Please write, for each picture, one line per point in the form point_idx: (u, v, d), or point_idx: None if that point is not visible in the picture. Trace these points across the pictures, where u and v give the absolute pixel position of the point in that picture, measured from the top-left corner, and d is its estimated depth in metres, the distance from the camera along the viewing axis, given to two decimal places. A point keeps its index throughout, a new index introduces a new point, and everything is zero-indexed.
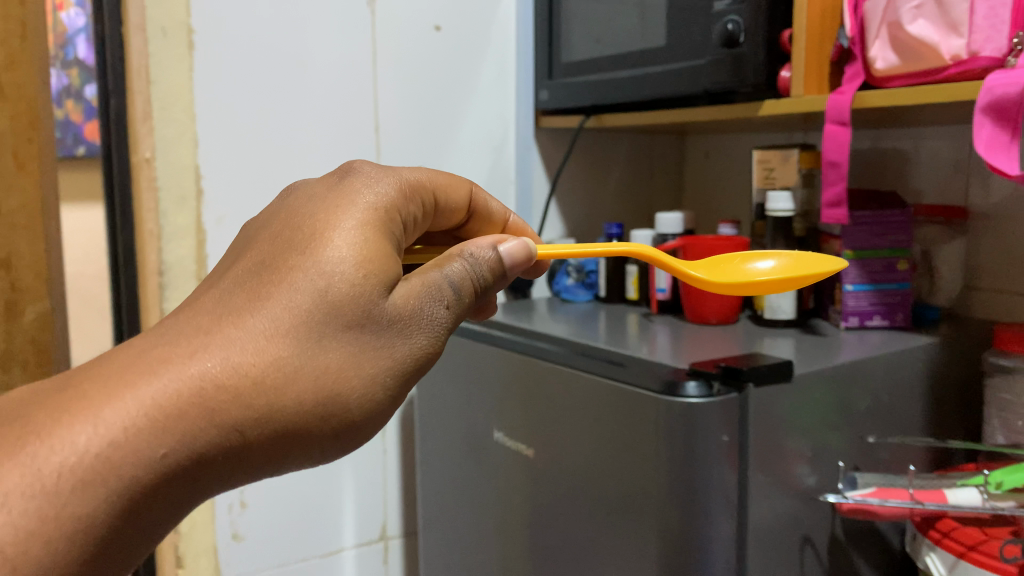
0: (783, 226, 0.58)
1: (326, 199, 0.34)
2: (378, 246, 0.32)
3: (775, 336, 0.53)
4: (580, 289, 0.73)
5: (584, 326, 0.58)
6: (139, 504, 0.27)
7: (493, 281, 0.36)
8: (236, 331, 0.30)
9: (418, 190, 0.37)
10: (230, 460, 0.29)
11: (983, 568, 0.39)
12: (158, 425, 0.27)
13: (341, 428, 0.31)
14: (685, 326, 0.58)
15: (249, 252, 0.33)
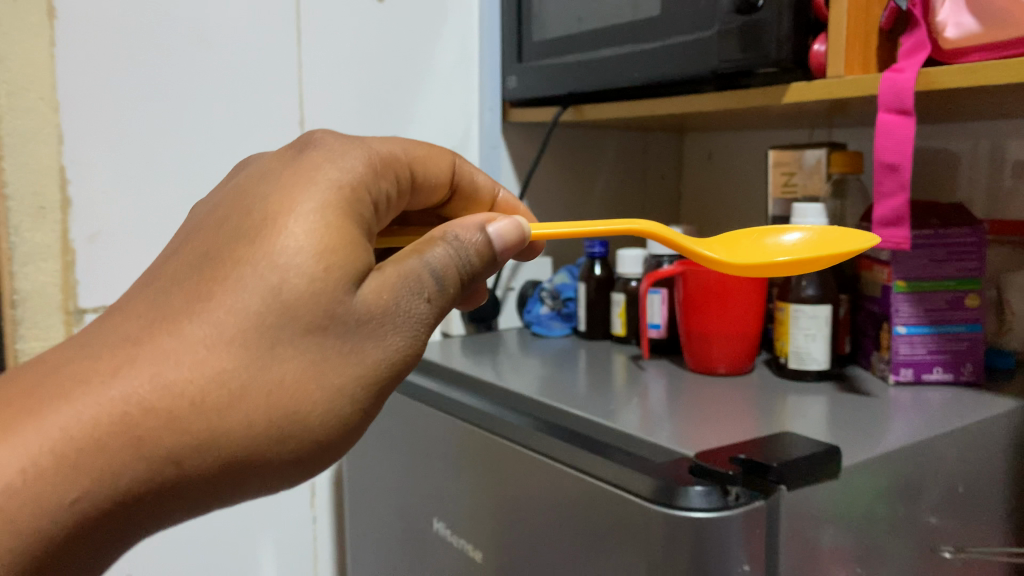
0: None
1: (282, 177, 0.28)
2: (343, 232, 0.27)
3: (790, 399, 0.45)
4: (554, 321, 0.68)
5: (558, 380, 0.50)
6: (49, 562, 0.23)
7: (481, 268, 0.31)
8: (171, 340, 0.24)
9: (392, 164, 0.32)
10: (163, 499, 0.24)
11: None
12: (68, 463, 0.22)
13: (303, 452, 0.26)
14: (676, 383, 0.50)
15: (192, 240, 0.27)
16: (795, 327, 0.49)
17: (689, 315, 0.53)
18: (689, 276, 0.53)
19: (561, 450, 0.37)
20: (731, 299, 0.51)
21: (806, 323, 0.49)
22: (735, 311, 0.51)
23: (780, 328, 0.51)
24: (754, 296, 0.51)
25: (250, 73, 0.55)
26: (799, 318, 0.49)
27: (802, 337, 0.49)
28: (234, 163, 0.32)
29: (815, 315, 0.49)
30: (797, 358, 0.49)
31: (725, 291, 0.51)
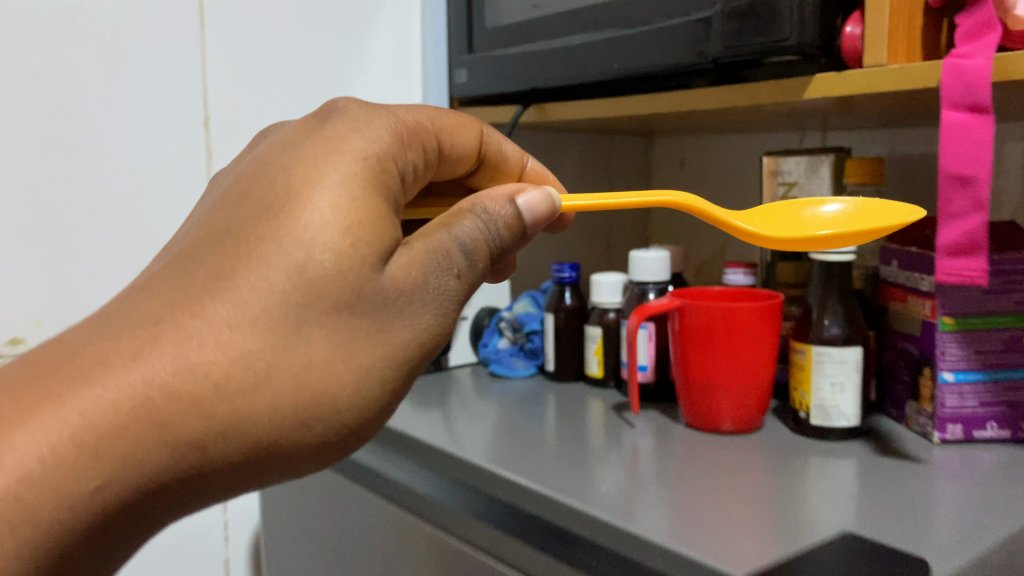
0: (838, 285, 0.44)
1: (307, 148, 0.27)
2: (370, 207, 0.26)
3: (812, 467, 0.39)
4: (516, 359, 0.64)
5: (517, 437, 0.46)
6: (74, 552, 0.22)
7: (511, 241, 0.29)
8: (193, 321, 0.23)
9: (419, 133, 0.30)
10: (186, 488, 0.23)
11: None
12: (88, 452, 0.22)
13: (331, 436, 0.25)
14: (653, 440, 0.45)
15: (212, 215, 0.26)
16: (816, 378, 0.43)
17: (689, 360, 0.46)
18: (688, 315, 0.46)
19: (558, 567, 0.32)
20: (742, 344, 0.44)
21: (831, 371, 0.43)
22: (746, 358, 0.44)
23: (795, 374, 0.45)
24: (766, 339, 0.45)
25: (159, 81, 0.52)
26: (822, 367, 0.43)
27: (829, 387, 0.43)
28: (261, 130, 0.32)
29: (843, 362, 0.43)
30: (822, 417, 0.43)
31: (735, 333, 0.44)
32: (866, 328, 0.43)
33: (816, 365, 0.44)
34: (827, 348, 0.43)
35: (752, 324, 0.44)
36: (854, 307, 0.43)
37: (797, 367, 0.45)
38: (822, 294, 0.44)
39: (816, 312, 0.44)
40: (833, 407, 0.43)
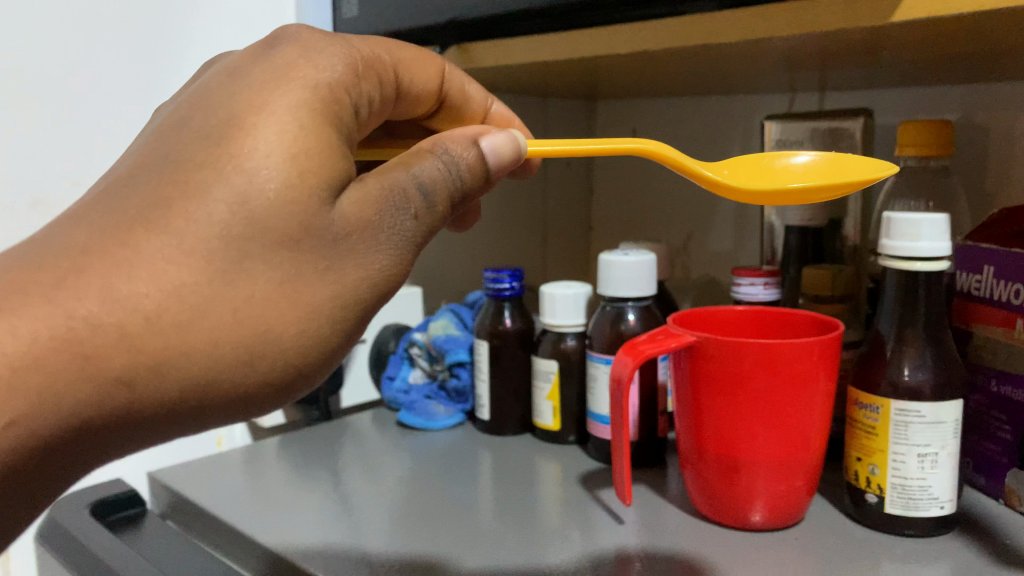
0: (925, 328, 0.53)
1: (269, 82, 0.34)
2: (319, 139, 0.33)
3: None
4: (436, 407, 0.80)
5: (378, 540, 0.57)
6: (13, 472, 0.30)
7: (470, 181, 0.38)
8: (142, 244, 0.30)
9: (373, 69, 0.38)
10: (123, 422, 0.31)
11: None
12: (4, 381, 0.29)
13: (275, 377, 0.33)
14: (580, 528, 0.58)
15: (169, 141, 0.33)
16: (904, 450, 0.52)
17: (710, 411, 0.55)
18: (712, 358, 0.54)
19: None
20: (776, 397, 0.53)
21: (922, 437, 0.52)
22: (784, 410, 0.53)
23: (871, 437, 0.54)
24: (806, 394, 0.53)
25: None
26: (910, 433, 0.52)
27: (916, 454, 0.52)
28: (201, 65, 0.40)
29: (936, 427, 0.52)
30: (910, 497, 0.53)
31: (789, 385, 0.53)
32: (947, 366, 0.53)
33: (901, 431, 0.53)
34: (918, 406, 0.52)
35: (790, 377, 0.53)
36: (932, 351, 0.53)
37: (873, 429, 0.54)
38: (903, 332, 0.54)
39: (900, 355, 0.54)
40: (921, 488, 0.52)
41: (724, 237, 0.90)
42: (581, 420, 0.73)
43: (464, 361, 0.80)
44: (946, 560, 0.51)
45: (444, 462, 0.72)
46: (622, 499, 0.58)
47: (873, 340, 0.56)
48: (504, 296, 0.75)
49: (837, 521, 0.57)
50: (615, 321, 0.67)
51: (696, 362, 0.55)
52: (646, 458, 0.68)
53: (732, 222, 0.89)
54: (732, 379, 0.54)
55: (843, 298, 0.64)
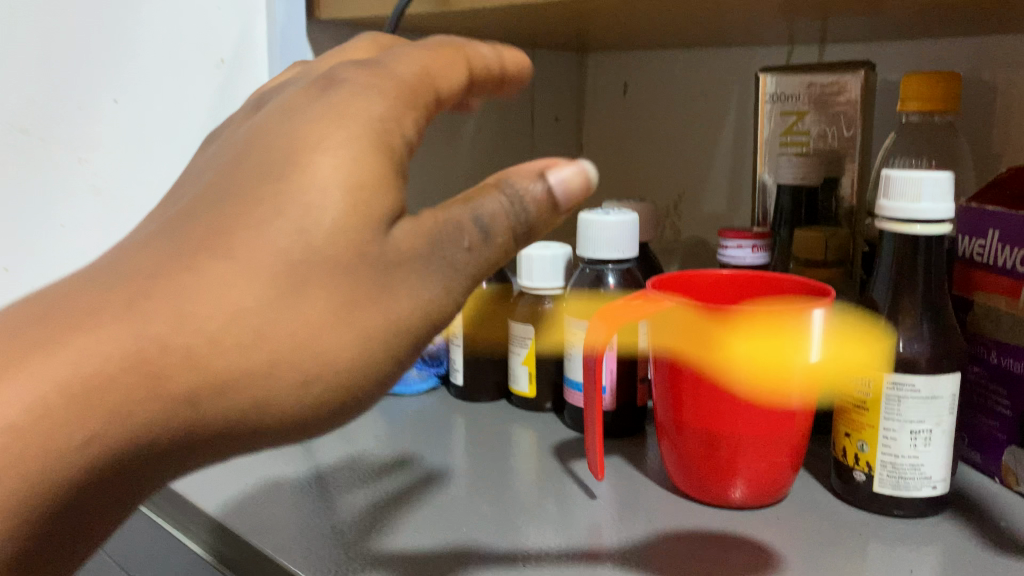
0: (923, 297, 0.53)
1: (324, 114, 0.34)
2: (375, 173, 0.33)
3: (869, 563, 0.49)
4: (413, 373, 0.76)
5: (356, 514, 0.56)
6: (81, 489, 0.33)
7: (542, 215, 0.36)
8: (193, 273, 0.32)
9: (440, 100, 0.37)
10: (189, 445, 0.34)
11: None
12: (68, 407, 0.31)
13: (335, 405, 0.34)
14: (556, 500, 0.58)
15: (242, 166, 0.34)
16: (897, 426, 0.52)
17: (693, 379, 0.54)
18: (694, 323, 0.53)
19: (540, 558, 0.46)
20: (761, 369, 0.52)
21: (916, 414, 0.52)
22: (772, 383, 0.52)
23: (860, 412, 0.54)
24: (791, 364, 0.52)
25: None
26: (903, 408, 0.52)
27: (908, 431, 0.52)
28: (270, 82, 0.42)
29: (929, 402, 0.51)
30: (901, 476, 0.52)
31: (778, 358, 0.51)
32: (944, 338, 0.52)
33: (893, 406, 0.52)
34: (913, 379, 0.52)
35: (774, 346, 0.52)
36: (928, 322, 0.52)
37: (864, 404, 0.54)
38: (899, 302, 0.53)
39: (896, 325, 0.53)
40: (913, 467, 0.52)
41: (716, 198, 0.89)
42: (558, 387, 0.71)
43: (440, 325, 0.76)
44: (934, 544, 0.51)
45: (418, 431, 0.70)
46: (594, 472, 0.59)
47: (865, 304, 0.55)
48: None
49: (823, 497, 0.57)
50: (596, 285, 0.66)
51: (678, 326, 0.54)
52: (627, 429, 0.67)
53: (725, 183, 0.87)
54: (714, 345, 0.53)
55: (835, 263, 0.64)
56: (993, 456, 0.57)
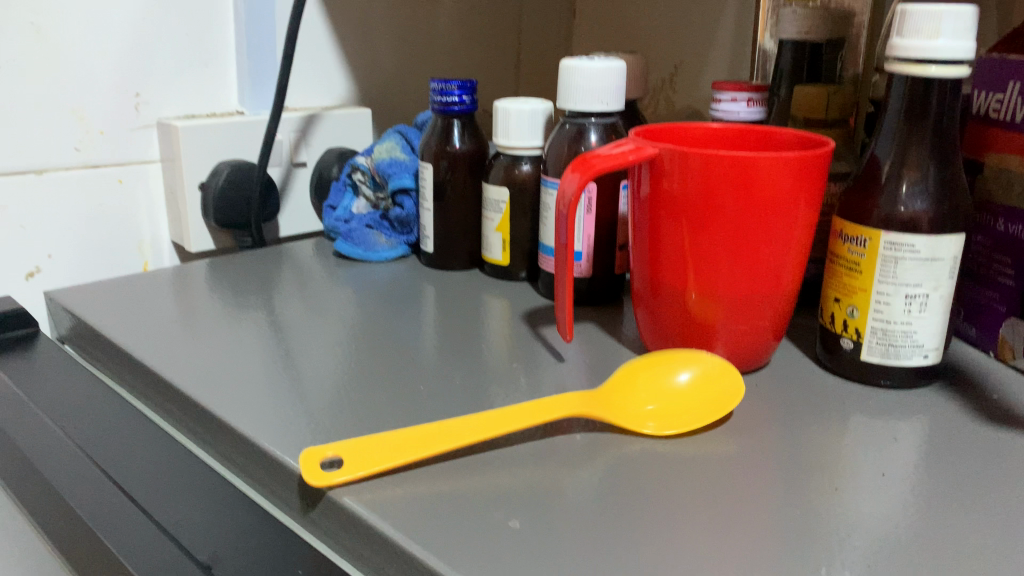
0: (932, 149, 0.46)
1: None
2: None
3: (848, 432, 0.45)
4: (376, 236, 0.73)
5: (300, 369, 0.51)
6: None
7: None
8: None
9: None
10: None
11: (866, 486, 0.40)
12: None
13: None
14: (523, 359, 0.54)
15: None
16: (891, 291, 0.46)
17: (669, 239, 0.48)
18: (674, 176, 0.46)
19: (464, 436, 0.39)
20: (743, 220, 0.46)
21: (912, 277, 0.45)
22: (755, 237, 0.46)
23: (853, 274, 0.48)
24: (782, 222, 0.46)
25: None
26: (899, 272, 0.46)
27: (903, 296, 0.46)
28: None
29: (929, 265, 0.45)
30: (891, 344, 0.47)
31: (762, 208, 0.45)
32: (949, 197, 0.46)
33: (888, 269, 0.46)
34: (913, 240, 0.45)
35: (765, 200, 0.45)
36: (933, 178, 0.46)
37: (857, 266, 0.48)
38: (905, 155, 0.47)
39: (898, 179, 0.47)
40: (905, 335, 0.47)
41: (717, 70, 0.83)
42: (532, 254, 0.66)
43: (409, 186, 0.72)
44: (921, 416, 0.47)
45: (387, 295, 0.66)
46: (564, 334, 0.52)
47: (867, 162, 0.49)
48: (454, 113, 0.66)
49: (805, 366, 0.53)
50: (576, 141, 0.58)
51: (656, 180, 0.47)
52: (603, 298, 0.62)
53: (728, 51, 0.82)
54: (697, 200, 0.46)
55: (837, 122, 0.58)
56: (989, 329, 0.53)
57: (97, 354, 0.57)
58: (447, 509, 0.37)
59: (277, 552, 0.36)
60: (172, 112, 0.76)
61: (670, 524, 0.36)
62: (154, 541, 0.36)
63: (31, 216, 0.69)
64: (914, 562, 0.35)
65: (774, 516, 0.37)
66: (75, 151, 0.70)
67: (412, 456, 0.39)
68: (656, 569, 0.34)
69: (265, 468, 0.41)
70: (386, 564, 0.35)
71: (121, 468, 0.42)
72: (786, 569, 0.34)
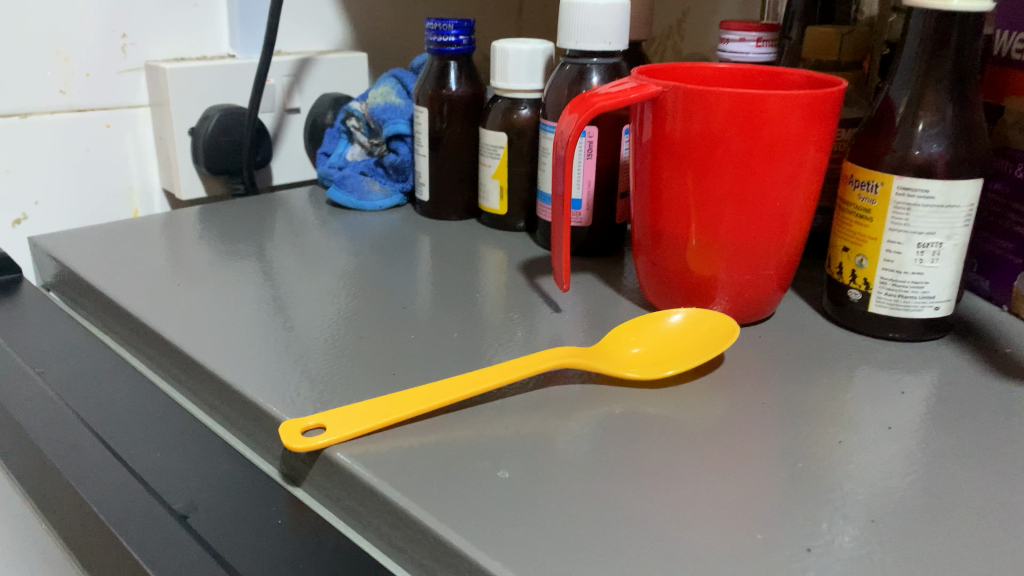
0: (950, 89, 0.43)
1: None
2: None
3: (854, 384, 0.43)
4: (373, 185, 0.71)
5: (288, 317, 0.50)
6: None
7: None
8: None
9: None
10: None
11: (870, 439, 0.38)
12: None
13: None
14: (519, 309, 0.52)
15: None
16: (902, 239, 0.44)
17: (670, 184, 0.46)
18: (677, 116, 0.44)
19: (448, 400, 0.37)
20: (750, 164, 0.43)
21: (925, 224, 0.43)
22: (762, 182, 0.44)
23: (863, 222, 0.46)
24: (789, 166, 0.44)
25: None
26: (911, 219, 0.44)
27: (915, 245, 0.44)
28: None
29: (943, 211, 0.43)
30: (901, 296, 0.45)
31: (770, 152, 0.43)
32: (968, 139, 0.43)
33: (900, 216, 0.44)
34: (927, 185, 0.43)
35: (771, 142, 0.43)
36: (951, 119, 0.44)
37: (867, 214, 0.46)
38: (920, 96, 0.44)
39: (912, 122, 0.44)
40: (916, 286, 0.45)
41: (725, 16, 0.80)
42: (530, 204, 0.64)
43: (405, 133, 0.70)
44: (929, 369, 0.45)
45: (381, 244, 0.64)
46: (560, 284, 0.50)
47: (881, 104, 0.46)
48: (450, 54, 0.64)
49: (810, 319, 0.51)
50: (577, 83, 0.55)
51: (658, 120, 0.45)
52: (602, 248, 0.60)
53: None
54: (700, 142, 0.43)
55: (850, 65, 0.56)
56: (1001, 282, 0.51)
57: (82, 302, 0.56)
58: (433, 460, 0.35)
59: (259, 502, 0.35)
60: (160, 55, 0.73)
61: (665, 476, 0.35)
62: (129, 489, 0.35)
63: (15, 160, 0.67)
64: (919, 517, 0.33)
65: (774, 469, 0.36)
66: (60, 94, 0.68)
67: (399, 411, 0.37)
68: (650, 521, 0.32)
69: (248, 417, 0.40)
70: (368, 514, 0.34)
71: (100, 416, 0.41)
72: (785, 523, 0.32)
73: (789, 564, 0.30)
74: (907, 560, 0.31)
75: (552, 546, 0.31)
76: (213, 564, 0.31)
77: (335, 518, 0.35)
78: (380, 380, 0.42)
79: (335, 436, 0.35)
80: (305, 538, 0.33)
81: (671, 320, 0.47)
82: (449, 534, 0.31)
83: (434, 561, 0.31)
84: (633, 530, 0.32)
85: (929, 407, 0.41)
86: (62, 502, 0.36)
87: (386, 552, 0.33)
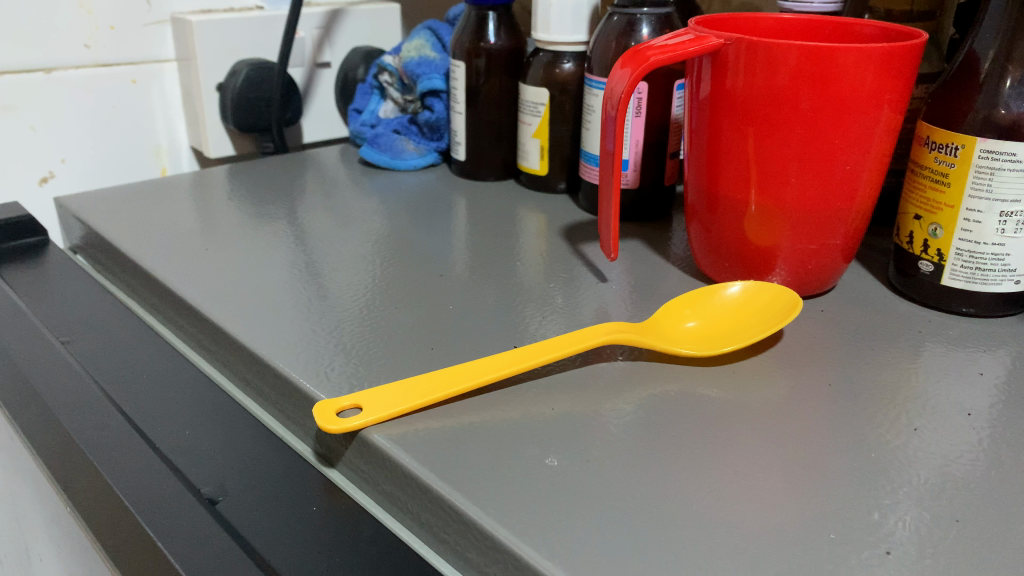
0: None
1: None
2: None
3: (927, 364, 0.40)
4: (405, 146, 0.68)
5: (321, 283, 0.47)
6: None
7: None
8: None
9: None
10: None
11: (947, 425, 0.35)
12: None
13: None
14: (562, 277, 0.49)
15: None
16: (983, 207, 0.40)
17: (729, 145, 0.42)
18: (739, 71, 0.40)
19: (494, 376, 0.35)
20: (820, 125, 0.40)
21: (1009, 191, 0.40)
22: (832, 144, 0.40)
23: (937, 188, 0.42)
24: (861, 126, 0.40)
25: None
26: (994, 184, 0.40)
27: (996, 213, 0.40)
28: None
29: None
30: (978, 268, 0.42)
31: (842, 110, 0.39)
32: None
33: (981, 181, 0.40)
34: (1013, 147, 0.39)
35: (843, 101, 0.39)
36: None
37: (944, 178, 0.42)
38: (1005, 52, 0.40)
39: (995, 81, 0.40)
40: (995, 258, 0.41)
41: None
42: (572, 164, 0.61)
43: (441, 88, 0.67)
44: (1007, 347, 0.42)
45: (415, 206, 0.61)
46: (608, 252, 0.47)
47: (962, 61, 0.42)
48: (488, 4, 0.60)
49: (874, 292, 0.48)
50: (626, 34, 0.52)
51: (717, 75, 0.41)
52: (649, 212, 0.57)
53: None
54: (764, 99, 0.40)
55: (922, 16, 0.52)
56: None
57: (109, 265, 0.54)
58: (476, 444, 0.33)
59: (292, 492, 0.33)
60: (185, 6, 0.70)
61: (727, 464, 0.32)
62: (155, 470, 0.33)
63: (40, 117, 0.65)
64: (1008, 512, 0.30)
65: (843, 457, 0.33)
66: (84, 48, 0.65)
67: (439, 387, 0.35)
68: (713, 517, 0.30)
69: (280, 391, 0.38)
70: (407, 500, 0.32)
71: (126, 391, 0.39)
72: (860, 521, 0.30)
73: (864, 566, 0.28)
74: (998, 561, 0.28)
75: (605, 543, 0.28)
76: (243, 555, 0.29)
77: (371, 503, 0.33)
78: (416, 354, 0.40)
79: (371, 418, 0.33)
80: (339, 531, 0.31)
81: (728, 292, 0.44)
82: (493, 527, 0.28)
83: (478, 554, 0.29)
84: (693, 526, 0.29)
85: (1010, 391, 0.38)
86: (86, 481, 0.34)
87: (427, 543, 0.31)
